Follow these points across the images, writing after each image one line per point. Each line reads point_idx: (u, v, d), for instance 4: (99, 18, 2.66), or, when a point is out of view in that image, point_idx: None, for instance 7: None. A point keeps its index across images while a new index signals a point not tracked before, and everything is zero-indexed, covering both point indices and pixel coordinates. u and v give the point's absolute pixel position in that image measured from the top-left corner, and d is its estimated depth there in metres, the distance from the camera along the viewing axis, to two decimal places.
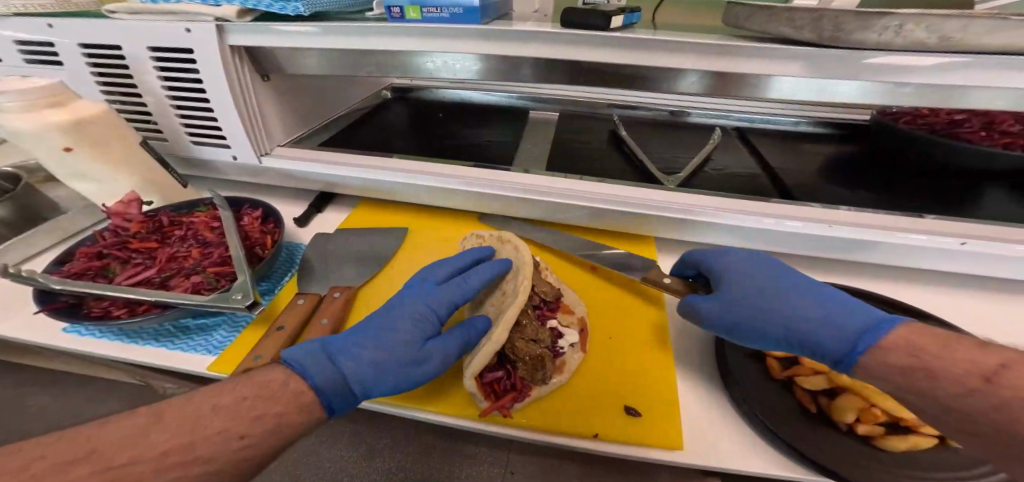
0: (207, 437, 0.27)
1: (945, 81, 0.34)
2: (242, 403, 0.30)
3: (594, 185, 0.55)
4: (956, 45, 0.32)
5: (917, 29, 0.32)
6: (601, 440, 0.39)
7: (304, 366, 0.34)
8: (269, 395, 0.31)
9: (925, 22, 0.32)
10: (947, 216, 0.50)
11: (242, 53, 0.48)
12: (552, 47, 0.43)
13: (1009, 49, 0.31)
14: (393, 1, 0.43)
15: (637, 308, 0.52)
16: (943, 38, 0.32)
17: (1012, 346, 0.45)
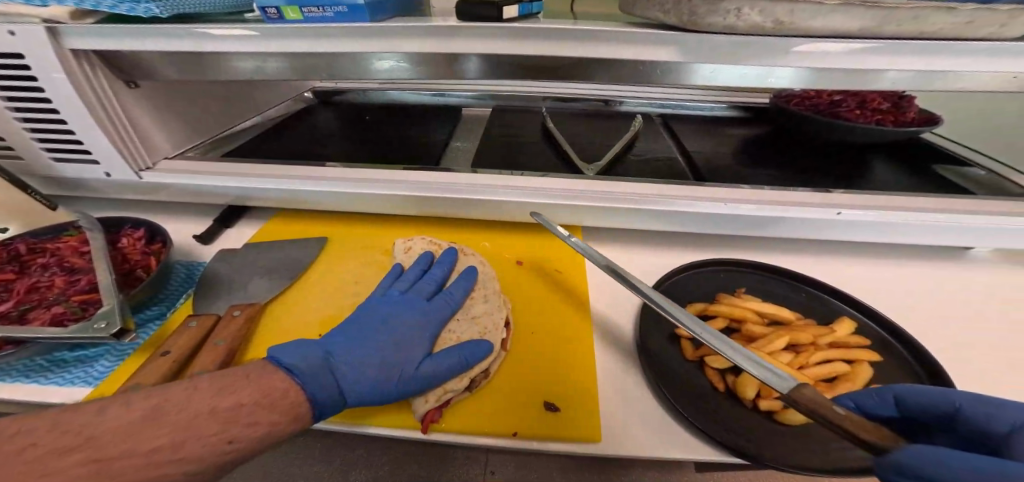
0: (199, 436, 0.26)
1: (791, 64, 0.39)
2: (242, 405, 0.29)
3: (509, 179, 0.54)
4: (790, 28, 0.36)
5: (753, 13, 0.35)
6: (519, 437, 0.37)
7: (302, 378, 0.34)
8: (267, 403, 0.30)
9: (758, 7, 0.34)
10: (849, 190, 0.53)
11: (92, 57, 0.44)
12: (454, 42, 0.42)
13: (824, 32, 0.36)
14: (266, 1, 0.40)
15: (564, 295, 0.50)
16: (776, 22, 0.35)
17: (895, 309, 0.49)
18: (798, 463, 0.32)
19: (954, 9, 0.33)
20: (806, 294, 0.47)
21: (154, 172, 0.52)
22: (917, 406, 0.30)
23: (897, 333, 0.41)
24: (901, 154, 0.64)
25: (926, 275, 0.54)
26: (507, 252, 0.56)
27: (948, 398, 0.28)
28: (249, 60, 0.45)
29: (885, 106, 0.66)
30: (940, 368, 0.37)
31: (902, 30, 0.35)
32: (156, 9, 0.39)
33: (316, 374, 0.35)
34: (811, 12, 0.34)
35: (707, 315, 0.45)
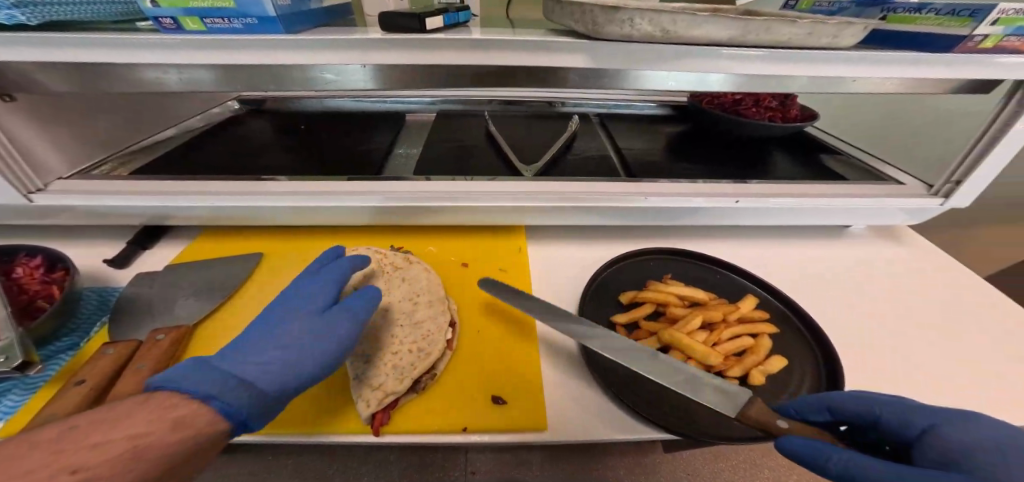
0: (78, 450, 0.22)
1: (681, 66, 0.44)
2: (114, 423, 0.25)
3: (447, 183, 0.55)
4: (676, 36, 0.40)
5: (644, 23, 0.38)
6: (470, 432, 0.38)
7: (182, 381, 0.30)
8: (150, 416, 0.26)
9: (647, 17, 0.38)
10: (767, 181, 0.60)
11: None
12: (373, 52, 0.43)
13: (700, 40, 0.41)
14: (159, 11, 0.37)
15: (509, 291, 0.52)
16: (664, 30, 0.39)
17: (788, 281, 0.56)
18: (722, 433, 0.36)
19: (794, 22, 0.39)
20: (720, 276, 0.53)
21: (48, 195, 0.47)
22: (847, 410, 0.33)
23: (793, 307, 0.48)
24: (796, 146, 0.74)
25: (818, 252, 0.63)
26: (452, 255, 0.56)
27: (873, 408, 0.32)
28: (153, 69, 0.43)
29: (776, 103, 0.76)
30: (828, 343, 0.43)
31: (762, 39, 0.41)
32: (21, 16, 0.36)
33: (204, 374, 0.31)
34: (690, 22, 0.38)
35: (636, 302, 0.49)
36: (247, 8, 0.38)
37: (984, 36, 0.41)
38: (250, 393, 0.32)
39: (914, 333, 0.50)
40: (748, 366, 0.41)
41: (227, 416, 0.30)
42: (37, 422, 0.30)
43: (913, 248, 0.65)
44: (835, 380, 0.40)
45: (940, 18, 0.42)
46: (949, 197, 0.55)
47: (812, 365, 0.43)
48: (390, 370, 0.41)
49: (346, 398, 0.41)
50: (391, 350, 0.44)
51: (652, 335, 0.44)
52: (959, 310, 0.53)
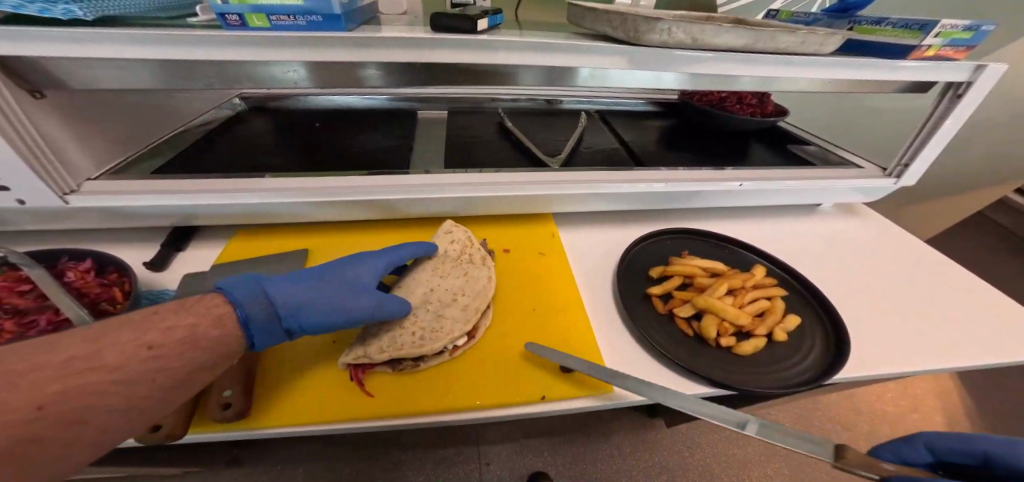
0: (119, 341, 0.30)
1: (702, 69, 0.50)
2: (149, 316, 0.33)
3: (485, 176, 0.58)
4: (699, 42, 0.47)
5: (676, 31, 0.44)
6: (547, 401, 0.42)
7: (231, 287, 0.38)
8: (180, 311, 0.35)
9: (680, 26, 0.44)
10: (755, 168, 0.69)
11: None
12: (431, 53, 0.45)
13: (716, 47, 0.48)
14: (227, 8, 0.37)
15: (553, 271, 0.56)
16: (692, 37, 0.46)
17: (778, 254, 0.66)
18: (765, 387, 0.43)
19: (794, 32, 0.46)
20: (728, 250, 0.61)
21: (84, 196, 0.45)
22: None
23: (791, 272, 0.58)
24: (771, 138, 0.85)
25: (795, 229, 0.73)
26: (492, 243, 0.60)
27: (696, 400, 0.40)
28: (203, 67, 0.42)
29: (754, 100, 0.86)
30: (833, 311, 0.52)
31: (767, 45, 0.48)
32: (80, 11, 0.34)
33: (247, 286, 0.39)
34: (713, 30, 0.45)
35: (665, 276, 0.55)
36: (314, 5, 0.39)
37: (928, 46, 0.51)
38: (269, 313, 0.38)
39: (880, 302, 0.60)
40: (770, 325, 0.49)
41: (243, 324, 0.37)
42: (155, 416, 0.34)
43: (867, 224, 0.78)
44: (842, 335, 0.49)
45: (897, 30, 0.53)
46: (899, 177, 0.67)
47: (816, 321, 0.52)
48: (404, 345, 0.43)
49: (410, 379, 0.43)
50: (428, 324, 0.46)
51: (686, 303, 0.51)
52: (928, 291, 0.63)
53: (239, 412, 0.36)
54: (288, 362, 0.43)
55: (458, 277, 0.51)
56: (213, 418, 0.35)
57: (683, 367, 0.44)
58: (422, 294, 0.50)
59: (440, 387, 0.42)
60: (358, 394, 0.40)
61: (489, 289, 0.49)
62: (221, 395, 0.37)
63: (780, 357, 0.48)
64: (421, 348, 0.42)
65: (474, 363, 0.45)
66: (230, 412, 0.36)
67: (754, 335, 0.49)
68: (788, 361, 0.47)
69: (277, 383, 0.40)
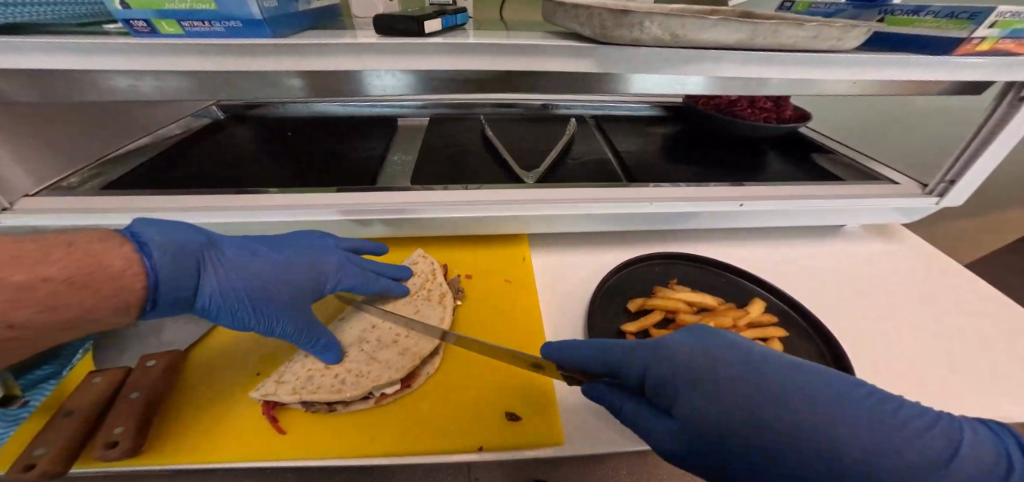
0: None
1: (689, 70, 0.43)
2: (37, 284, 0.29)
3: (447, 193, 0.53)
4: (684, 40, 0.39)
5: (652, 27, 0.37)
6: (486, 451, 0.36)
7: (152, 248, 0.35)
8: (77, 284, 0.31)
9: (656, 21, 0.37)
10: (764, 182, 0.60)
11: None
12: (371, 59, 0.40)
13: (703, 45, 0.41)
14: (131, 13, 0.34)
15: (517, 300, 0.50)
16: (673, 34, 0.38)
17: (788, 283, 0.57)
18: None
19: (802, 25, 0.38)
20: (725, 279, 0.53)
21: (16, 214, 0.43)
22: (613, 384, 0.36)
23: (795, 307, 0.48)
24: (789, 146, 0.75)
25: (816, 253, 0.64)
26: (455, 266, 0.55)
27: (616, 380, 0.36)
28: (124, 76, 0.39)
29: (771, 104, 0.76)
30: (838, 349, 0.43)
31: (769, 42, 0.40)
32: None
33: (176, 258, 0.36)
34: (699, 26, 0.38)
35: (644, 309, 0.48)
36: (229, 9, 0.35)
37: (981, 39, 0.41)
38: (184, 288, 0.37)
39: (908, 333, 0.51)
40: None
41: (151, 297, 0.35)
42: (30, 455, 0.30)
43: (904, 247, 0.67)
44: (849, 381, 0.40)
45: (940, 20, 0.43)
46: (943, 197, 0.56)
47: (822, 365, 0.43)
48: (322, 386, 0.39)
49: (328, 417, 0.38)
50: (359, 365, 0.42)
51: None
52: (979, 330, 0.52)
53: (128, 450, 0.31)
54: (201, 393, 0.39)
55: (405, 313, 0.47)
56: (97, 458, 0.31)
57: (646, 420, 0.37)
58: (359, 331, 0.46)
59: (362, 428, 0.37)
60: (267, 433, 0.36)
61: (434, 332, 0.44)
62: (111, 432, 0.32)
63: None
64: (340, 390, 0.38)
65: (405, 401, 0.40)
66: (117, 450, 0.31)
67: None
68: None
69: (184, 418, 0.37)
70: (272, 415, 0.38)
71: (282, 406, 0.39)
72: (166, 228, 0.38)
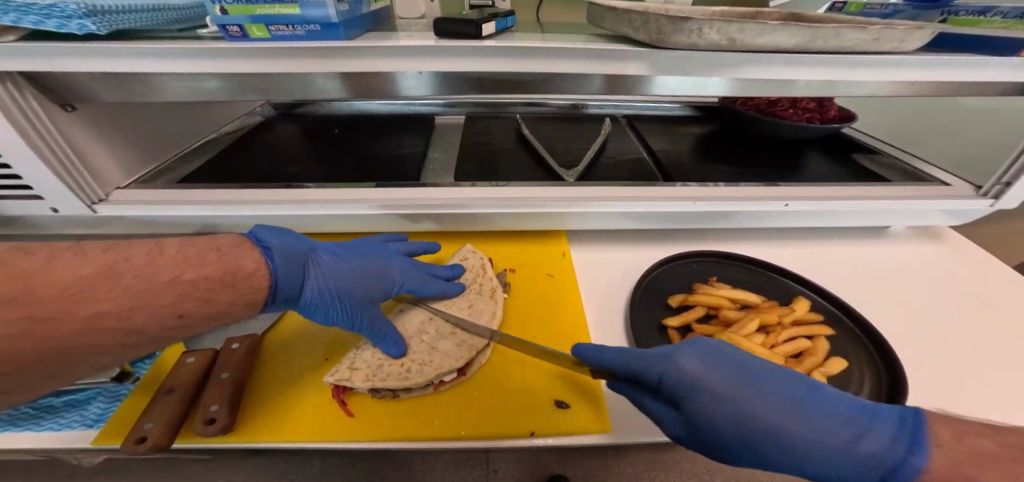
0: (161, 304, 0.31)
1: (741, 70, 0.44)
2: (200, 282, 0.34)
3: (493, 189, 0.55)
4: (740, 44, 0.40)
5: (711, 32, 0.38)
6: (545, 438, 0.38)
7: (271, 251, 0.40)
8: (226, 283, 0.35)
9: (715, 26, 0.38)
10: (807, 182, 0.60)
11: (19, 79, 0.37)
12: (435, 61, 0.43)
13: (758, 49, 0.41)
14: (227, 19, 0.37)
15: (563, 294, 0.52)
16: (730, 38, 0.39)
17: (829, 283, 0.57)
18: None
19: (865, 28, 0.38)
20: (766, 279, 0.54)
21: (109, 205, 0.47)
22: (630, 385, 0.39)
23: (843, 307, 0.49)
24: (829, 147, 0.75)
25: (856, 254, 0.63)
26: (499, 260, 0.57)
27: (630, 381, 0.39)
28: (210, 79, 0.42)
29: (811, 104, 0.76)
30: (889, 348, 0.43)
31: (827, 45, 0.41)
32: (93, 26, 0.34)
33: (289, 260, 0.40)
34: (757, 30, 0.38)
35: (686, 306, 0.49)
36: (311, 13, 0.37)
37: None
38: (293, 286, 0.40)
39: (955, 336, 0.50)
40: (808, 368, 0.41)
41: (271, 294, 0.39)
42: (142, 429, 0.34)
43: (948, 250, 0.66)
44: (899, 378, 0.40)
45: (1008, 21, 0.44)
46: (998, 199, 0.55)
47: (869, 362, 0.44)
48: (388, 372, 0.41)
49: (394, 402, 0.41)
50: (419, 355, 0.44)
51: (708, 338, 0.45)
52: None
53: (224, 425, 0.35)
54: (277, 375, 0.42)
55: (461, 309, 0.49)
56: (198, 434, 0.34)
57: None
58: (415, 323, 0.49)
59: (428, 412, 0.39)
60: (341, 415, 0.39)
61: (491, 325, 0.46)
62: (208, 409, 0.36)
63: None
64: (406, 376, 0.41)
65: (464, 389, 0.42)
66: (214, 427, 0.34)
67: None
68: None
69: (264, 399, 0.40)
70: (343, 399, 0.40)
71: (350, 391, 0.41)
72: (277, 235, 0.42)
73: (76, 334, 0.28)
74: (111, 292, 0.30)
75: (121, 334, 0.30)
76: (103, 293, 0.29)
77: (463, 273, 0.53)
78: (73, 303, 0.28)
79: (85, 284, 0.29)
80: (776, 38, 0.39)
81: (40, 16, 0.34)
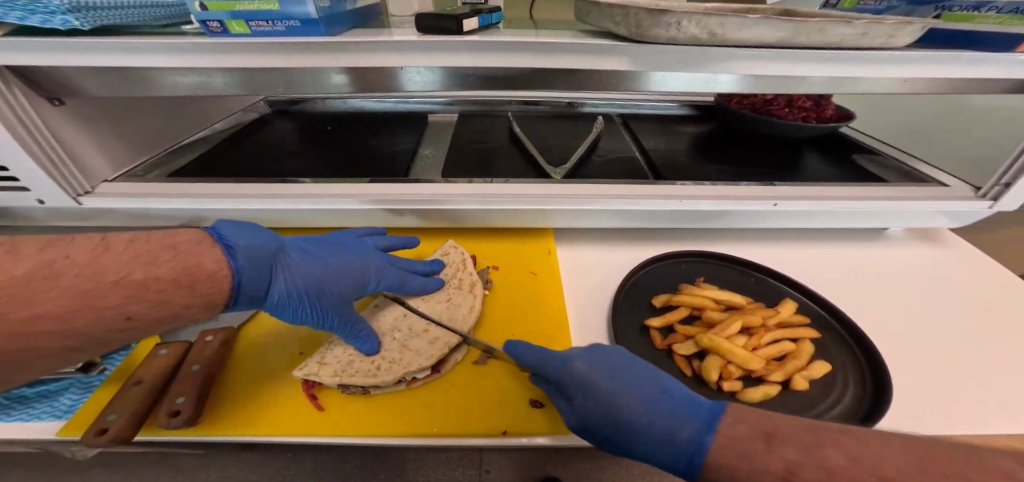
0: (106, 306, 0.30)
1: (727, 67, 0.43)
2: (152, 282, 0.33)
3: (477, 185, 0.55)
4: (721, 38, 0.39)
5: (690, 25, 0.38)
6: (513, 437, 0.38)
7: (234, 252, 0.39)
8: (182, 285, 0.34)
9: (694, 20, 0.37)
10: (799, 182, 0.59)
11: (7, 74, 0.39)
12: (412, 55, 0.42)
13: (742, 44, 0.41)
14: (207, 15, 0.37)
15: (545, 291, 0.52)
16: (711, 33, 0.38)
17: (821, 285, 0.56)
18: None
19: (849, 23, 0.37)
20: (754, 280, 0.53)
21: (96, 197, 0.47)
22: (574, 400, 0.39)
23: (831, 311, 0.47)
24: (827, 147, 0.73)
25: (851, 255, 0.62)
26: (483, 257, 0.57)
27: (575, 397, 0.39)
28: (194, 74, 0.43)
29: (809, 103, 0.74)
30: (875, 351, 0.42)
31: (812, 40, 0.40)
32: (75, 21, 0.35)
33: (253, 260, 0.40)
34: (738, 24, 0.37)
35: (670, 306, 0.48)
36: (290, 10, 0.38)
37: None
38: (257, 287, 0.40)
39: (960, 339, 0.49)
40: (790, 371, 0.40)
41: (235, 296, 0.39)
42: (105, 420, 0.34)
43: (950, 252, 0.63)
44: (884, 386, 0.39)
45: (1003, 15, 0.43)
46: (998, 200, 0.53)
47: (855, 366, 0.42)
48: (359, 367, 0.41)
49: (363, 398, 0.41)
50: (392, 351, 0.44)
51: (688, 339, 0.44)
52: None
53: (188, 418, 0.35)
54: (250, 369, 0.42)
55: (440, 303, 0.49)
56: (162, 426, 0.34)
57: None
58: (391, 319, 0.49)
59: (395, 410, 0.39)
60: (310, 410, 0.39)
61: (468, 319, 0.46)
62: (174, 402, 0.36)
63: (800, 411, 0.39)
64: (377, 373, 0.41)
65: (434, 387, 0.42)
66: (179, 419, 0.35)
67: (768, 383, 0.41)
68: (814, 417, 0.38)
69: (235, 395, 0.40)
70: (313, 394, 0.40)
71: (321, 386, 0.41)
72: (242, 232, 0.42)
73: (10, 338, 0.26)
74: (49, 293, 0.28)
75: (70, 336, 0.29)
76: (40, 294, 0.28)
77: (444, 268, 0.53)
78: (7, 305, 0.26)
79: (19, 283, 0.27)
80: (759, 33, 0.38)
81: (25, 12, 0.34)
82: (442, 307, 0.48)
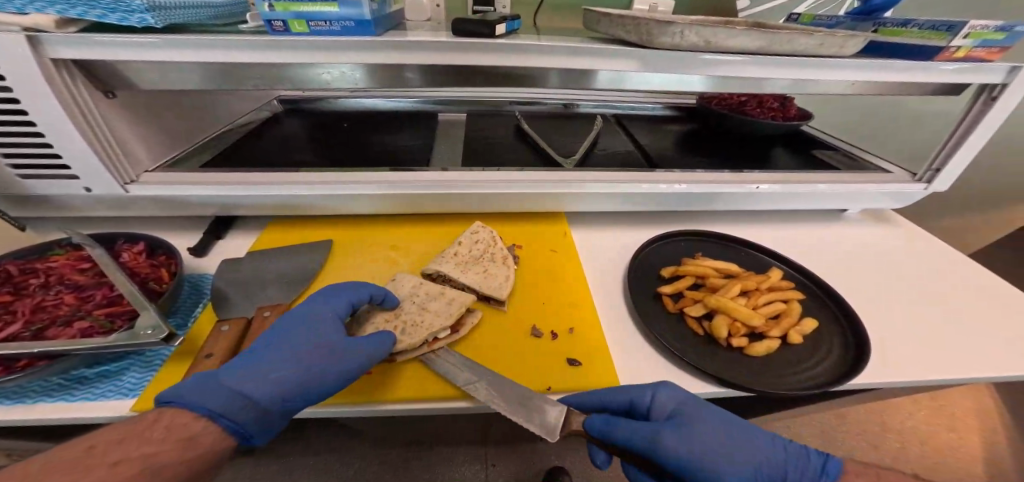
0: None
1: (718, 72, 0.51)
2: None
3: (499, 174, 0.60)
4: (715, 45, 0.47)
5: (690, 33, 0.45)
6: (557, 392, 0.42)
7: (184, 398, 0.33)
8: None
9: (694, 30, 0.45)
10: (772, 170, 0.68)
11: (72, 66, 0.41)
12: (452, 55, 0.47)
13: (730, 51, 0.49)
14: (274, 15, 0.41)
15: (568, 265, 0.58)
16: (706, 40, 0.46)
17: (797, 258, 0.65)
18: (778, 390, 0.41)
19: (813, 34, 0.46)
20: (744, 253, 0.61)
21: (142, 186, 0.49)
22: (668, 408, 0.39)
23: (809, 276, 0.57)
24: (793, 142, 0.84)
25: (817, 233, 0.72)
26: (506, 238, 0.62)
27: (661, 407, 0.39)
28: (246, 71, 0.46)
29: (777, 105, 0.85)
30: (847, 308, 0.51)
31: (785, 48, 0.49)
32: (152, 20, 0.38)
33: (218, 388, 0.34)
34: (728, 34, 0.46)
35: (677, 276, 0.56)
36: (348, 11, 0.42)
37: (957, 47, 0.50)
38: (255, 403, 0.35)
39: (965, 337, 0.52)
40: (786, 327, 0.48)
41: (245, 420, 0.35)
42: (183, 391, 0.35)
43: (895, 230, 0.75)
44: (858, 337, 0.48)
45: (924, 32, 0.52)
46: (931, 182, 0.64)
47: (833, 321, 0.51)
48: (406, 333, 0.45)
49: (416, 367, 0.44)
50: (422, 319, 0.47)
51: (698, 303, 0.51)
52: (966, 296, 0.60)
53: None
54: None
55: (477, 274, 0.53)
56: None
57: (697, 368, 0.43)
58: (410, 287, 0.52)
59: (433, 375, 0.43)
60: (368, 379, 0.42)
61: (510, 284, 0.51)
62: None
63: (795, 360, 0.46)
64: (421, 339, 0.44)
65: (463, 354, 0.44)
66: None
67: (767, 337, 0.48)
68: (806, 365, 0.46)
69: None
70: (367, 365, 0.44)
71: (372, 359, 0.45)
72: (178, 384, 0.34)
73: None
74: None
75: None
76: None
77: (475, 245, 0.58)
78: None
79: None
80: (743, 41, 0.47)
81: (105, 10, 0.37)
82: (481, 277, 0.53)
